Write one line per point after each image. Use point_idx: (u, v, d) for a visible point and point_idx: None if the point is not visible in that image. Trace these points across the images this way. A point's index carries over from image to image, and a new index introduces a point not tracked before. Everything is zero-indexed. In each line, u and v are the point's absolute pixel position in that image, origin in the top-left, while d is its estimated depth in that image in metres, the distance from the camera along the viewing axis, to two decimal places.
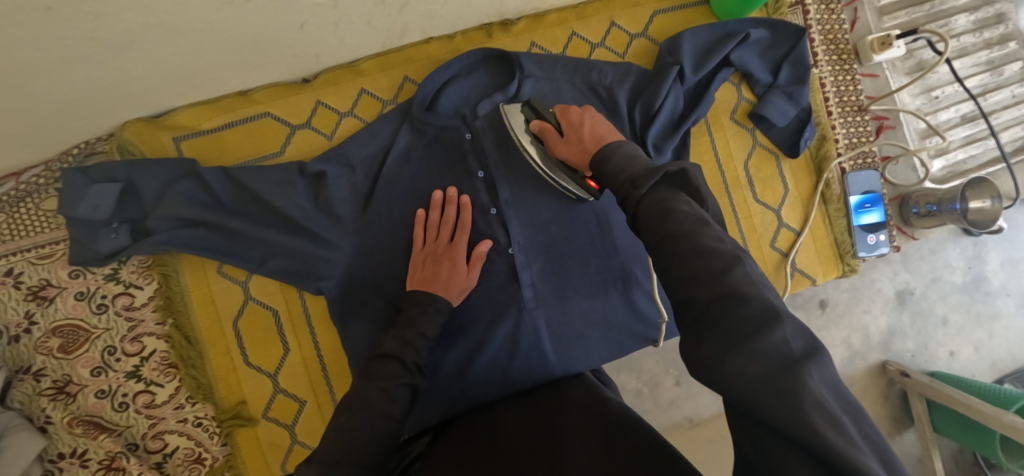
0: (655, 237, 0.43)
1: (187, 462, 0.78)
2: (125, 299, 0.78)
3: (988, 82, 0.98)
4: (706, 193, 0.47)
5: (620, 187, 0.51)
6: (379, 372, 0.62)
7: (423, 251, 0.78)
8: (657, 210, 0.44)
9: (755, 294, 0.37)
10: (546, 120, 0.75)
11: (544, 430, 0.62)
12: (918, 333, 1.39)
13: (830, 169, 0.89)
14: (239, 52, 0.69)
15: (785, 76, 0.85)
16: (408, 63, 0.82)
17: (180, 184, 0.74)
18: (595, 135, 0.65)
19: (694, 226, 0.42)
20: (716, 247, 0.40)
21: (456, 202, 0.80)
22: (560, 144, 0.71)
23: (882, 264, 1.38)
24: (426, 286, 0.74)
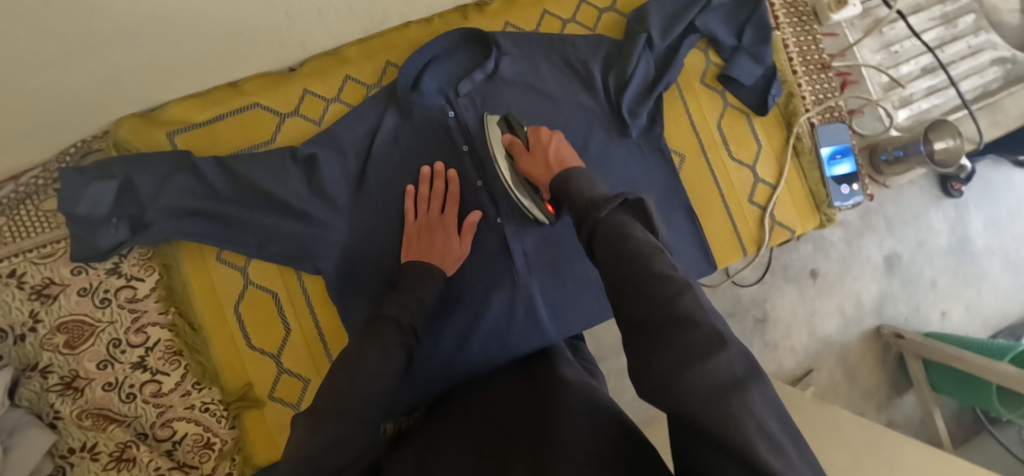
0: (612, 258, 0.51)
1: (196, 448, 0.80)
2: (128, 291, 0.80)
3: (944, 34, 1.03)
4: (656, 226, 0.56)
5: (581, 208, 0.60)
6: (376, 332, 0.64)
7: (414, 225, 0.80)
8: (615, 232, 0.53)
9: (703, 318, 0.43)
10: (517, 136, 0.80)
11: (527, 400, 0.62)
12: (908, 296, 1.65)
13: (800, 123, 0.93)
14: (228, 42, 0.72)
15: (748, 38, 0.90)
16: (390, 49, 0.85)
17: (178, 177, 0.76)
18: (560, 160, 0.73)
19: (649, 251, 0.50)
20: (668, 272, 0.47)
21: (443, 176, 0.83)
22: (525, 159, 0.77)
23: (870, 234, 1.62)
24: (422, 258, 0.77)
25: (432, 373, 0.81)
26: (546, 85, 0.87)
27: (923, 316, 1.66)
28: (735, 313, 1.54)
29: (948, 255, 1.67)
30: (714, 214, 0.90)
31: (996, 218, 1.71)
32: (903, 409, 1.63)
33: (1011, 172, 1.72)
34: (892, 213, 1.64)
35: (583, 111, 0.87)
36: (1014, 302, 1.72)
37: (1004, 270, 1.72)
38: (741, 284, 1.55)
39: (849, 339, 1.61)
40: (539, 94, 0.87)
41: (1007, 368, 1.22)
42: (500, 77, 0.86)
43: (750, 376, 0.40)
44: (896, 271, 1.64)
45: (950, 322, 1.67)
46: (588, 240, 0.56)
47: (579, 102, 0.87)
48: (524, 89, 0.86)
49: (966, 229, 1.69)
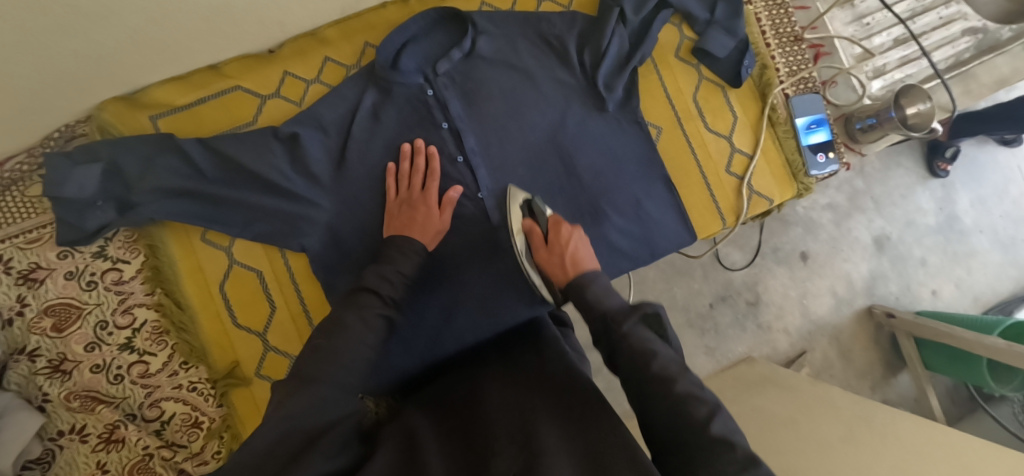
0: (640, 378, 0.54)
1: (185, 427, 0.80)
2: (114, 273, 0.81)
3: (915, 6, 1.04)
4: (671, 337, 0.60)
5: (600, 318, 0.63)
6: (357, 302, 0.63)
7: (395, 200, 0.81)
8: (640, 350, 0.56)
9: (740, 444, 0.47)
10: (537, 223, 0.79)
11: (518, 401, 0.60)
12: (899, 275, 1.67)
13: (774, 94, 0.95)
14: (208, 22, 0.74)
15: (721, 11, 0.92)
16: (369, 30, 0.87)
17: (163, 158, 0.78)
18: (575, 260, 0.72)
19: (676, 373, 0.54)
20: (696, 392, 0.51)
21: (425, 152, 0.83)
22: (541, 250, 0.76)
23: (857, 214, 1.64)
24: (402, 231, 0.77)
25: (415, 335, 0.84)
26: (524, 62, 0.88)
27: (914, 294, 1.67)
28: (727, 296, 1.55)
29: (938, 231, 1.69)
30: (691, 184, 0.92)
31: (982, 196, 1.73)
32: (899, 388, 1.63)
33: (995, 150, 1.74)
34: (879, 193, 1.66)
35: (561, 86, 0.89)
36: (1004, 279, 1.73)
37: (993, 247, 1.73)
38: (732, 269, 1.57)
39: (842, 319, 1.62)
40: (517, 72, 0.88)
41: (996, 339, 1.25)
42: (478, 56, 0.87)
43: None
44: (886, 250, 1.66)
45: (941, 301, 1.68)
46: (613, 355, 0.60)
47: (556, 77, 0.89)
48: (501, 67, 0.88)
49: (955, 206, 1.71)
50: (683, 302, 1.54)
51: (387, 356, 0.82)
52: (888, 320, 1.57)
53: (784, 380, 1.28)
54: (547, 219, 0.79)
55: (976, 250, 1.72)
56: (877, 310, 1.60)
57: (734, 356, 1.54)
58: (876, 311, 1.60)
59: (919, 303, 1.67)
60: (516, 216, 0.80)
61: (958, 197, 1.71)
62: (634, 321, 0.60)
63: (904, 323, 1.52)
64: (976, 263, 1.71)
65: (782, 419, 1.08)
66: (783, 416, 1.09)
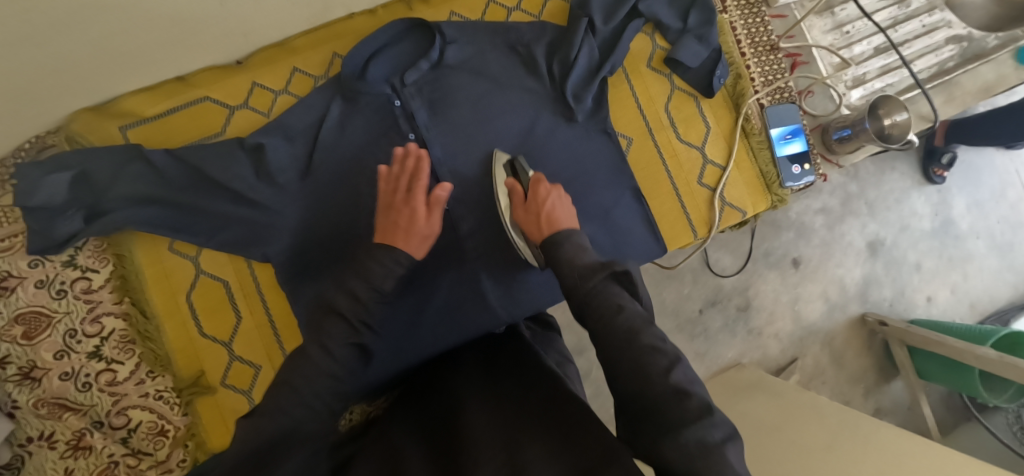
0: (607, 332, 0.55)
1: (151, 435, 0.81)
2: (83, 282, 0.82)
3: (897, 14, 1.03)
4: (640, 295, 0.61)
5: (570, 276, 0.65)
6: (321, 328, 0.60)
7: (383, 206, 0.77)
8: (609, 307, 0.57)
9: (697, 393, 0.49)
10: (518, 182, 0.81)
11: (504, 422, 0.53)
12: (895, 280, 1.64)
13: (748, 104, 0.94)
14: (171, 33, 0.74)
15: (693, 20, 0.91)
16: (337, 39, 0.86)
17: (134, 165, 0.78)
18: (552, 217, 0.74)
19: (641, 325, 0.55)
20: (660, 345, 0.53)
21: (415, 154, 0.78)
22: (519, 207, 0.78)
23: (851, 218, 1.61)
24: (384, 238, 0.73)
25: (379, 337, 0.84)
26: (493, 71, 0.88)
27: (908, 301, 1.65)
28: (717, 301, 1.53)
29: (934, 235, 1.67)
30: (661, 195, 0.92)
31: (979, 200, 1.70)
32: (891, 394, 1.62)
33: (992, 155, 1.71)
34: (873, 197, 1.63)
35: (529, 95, 0.89)
36: (1001, 285, 1.70)
37: (990, 252, 1.70)
38: (722, 275, 1.54)
39: (834, 325, 1.60)
40: (485, 81, 0.88)
41: (988, 350, 1.24)
42: (446, 65, 0.87)
43: (728, 439, 0.47)
44: (879, 254, 1.64)
45: (935, 307, 1.66)
46: (580, 310, 0.61)
47: (525, 87, 0.88)
48: (470, 76, 0.87)
49: (953, 210, 1.68)
50: (673, 307, 1.51)
51: None
52: (881, 329, 1.56)
53: (772, 387, 1.27)
54: (528, 179, 0.81)
55: (974, 254, 1.69)
56: (870, 318, 1.59)
57: (723, 362, 1.53)
58: (869, 320, 1.59)
59: (916, 310, 1.65)
60: (500, 176, 0.83)
61: (955, 201, 1.69)
62: (602, 277, 0.61)
63: (896, 332, 1.51)
64: (974, 268, 1.68)
65: (766, 427, 1.07)
66: (765, 425, 1.08)
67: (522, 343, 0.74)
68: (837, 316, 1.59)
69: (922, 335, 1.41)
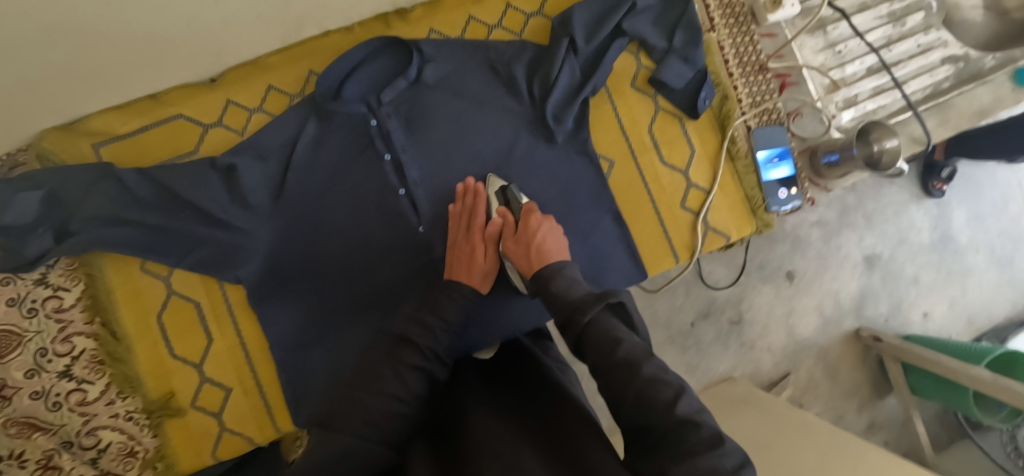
0: (608, 366, 0.52)
1: (121, 456, 0.80)
2: (55, 301, 0.80)
3: (891, 33, 1.00)
4: (636, 323, 0.59)
5: (562, 308, 0.62)
6: (397, 355, 0.62)
7: (450, 242, 0.82)
8: (608, 340, 0.54)
9: (706, 421, 0.45)
10: (510, 212, 0.80)
11: (508, 437, 0.50)
12: (891, 293, 1.61)
13: (734, 126, 0.92)
14: (138, 54, 0.73)
15: (679, 39, 0.89)
16: (313, 56, 0.85)
17: (103, 185, 0.77)
18: (541, 250, 0.73)
19: (642, 355, 0.51)
20: (663, 375, 0.49)
21: (474, 190, 0.81)
22: (510, 239, 0.77)
23: (847, 231, 1.58)
24: (452, 274, 0.77)
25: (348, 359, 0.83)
26: (471, 90, 0.86)
27: (904, 317, 1.62)
28: (709, 314, 1.50)
29: (932, 249, 1.64)
30: (643, 219, 0.90)
31: (980, 214, 1.67)
32: (886, 410, 1.58)
33: (994, 168, 1.68)
34: (871, 210, 1.60)
35: (509, 116, 0.87)
36: (1000, 300, 1.66)
37: (990, 267, 1.67)
38: (715, 287, 1.51)
39: (829, 340, 1.57)
40: (464, 101, 0.86)
41: (982, 369, 1.21)
42: (424, 84, 0.85)
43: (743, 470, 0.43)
44: (877, 267, 1.60)
45: (932, 323, 1.63)
46: (574, 345, 0.57)
47: (504, 107, 0.87)
48: (448, 95, 0.86)
49: (953, 224, 1.65)
50: (665, 319, 1.49)
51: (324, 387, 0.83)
52: (875, 344, 1.52)
53: (762, 403, 1.24)
54: (522, 208, 0.80)
55: (973, 269, 1.66)
56: (864, 333, 1.55)
57: (715, 375, 1.49)
58: (863, 334, 1.55)
59: (912, 327, 1.62)
60: (490, 204, 0.82)
61: (955, 214, 1.66)
62: (599, 309, 0.57)
63: (890, 347, 1.48)
64: (973, 283, 1.65)
65: (754, 443, 1.04)
66: (753, 441, 1.05)
67: (527, 355, 0.71)
68: (831, 331, 1.56)
69: (916, 351, 1.38)
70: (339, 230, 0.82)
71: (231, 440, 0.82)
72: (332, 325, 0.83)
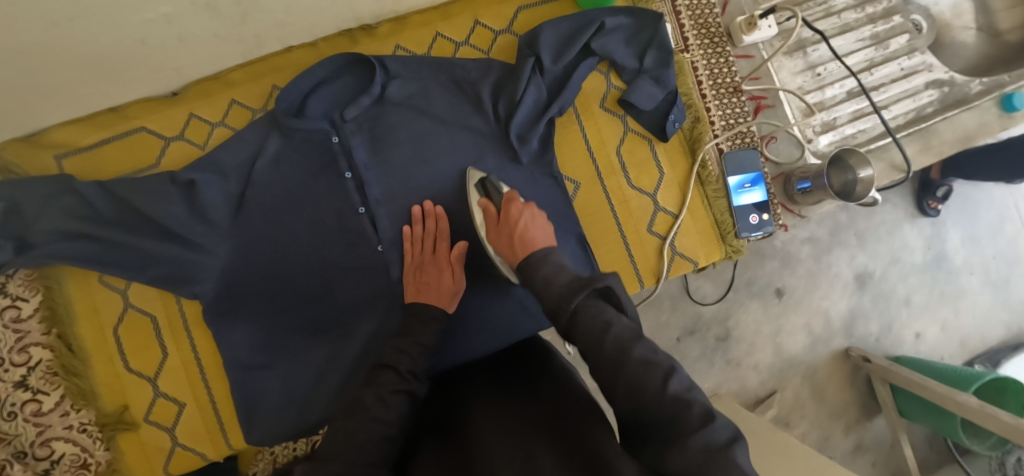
0: (595, 354, 0.48)
1: (73, 468, 0.80)
2: (13, 311, 0.80)
3: (874, 56, 0.99)
4: (629, 307, 0.53)
5: (547, 297, 0.57)
6: (376, 380, 0.63)
7: (412, 267, 0.81)
8: (594, 326, 0.49)
9: (697, 399, 0.45)
10: (492, 202, 0.78)
11: (511, 435, 0.52)
12: (882, 314, 1.50)
13: (705, 149, 0.90)
14: (95, 70, 0.73)
15: (650, 60, 0.87)
16: (276, 73, 0.86)
17: (60, 199, 0.76)
18: (522, 237, 0.69)
19: (631, 339, 0.48)
20: (652, 357, 0.47)
21: (433, 213, 0.82)
22: (493, 230, 0.75)
23: (839, 248, 1.48)
24: (421, 297, 0.76)
25: (299, 376, 0.83)
26: (435, 109, 0.85)
27: (896, 336, 1.50)
28: (695, 331, 1.40)
29: (925, 270, 1.53)
30: (609, 243, 0.89)
31: (975, 234, 1.56)
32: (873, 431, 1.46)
33: (991, 189, 1.58)
34: (863, 228, 1.50)
35: (473, 135, 0.86)
36: (995, 324, 1.55)
37: (983, 288, 1.55)
38: (702, 302, 1.41)
39: (818, 358, 1.46)
40: (429, 119, 0.85)
41: (971, 396, 1.13)
42: (388, 101, 0.84)
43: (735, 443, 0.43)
44: (867, 287, 1.49)
45: (924, 344, 1.51)
46: (562, 335, 0.53)
47: (469, 126, 0.86)
48: (412, 113, 0.85)
49: (947, 243, 1.54)
50: (649, 335, 1.39)
51: (276, 408, 0.82)
52: (865, 365, 1.41)
53: (742, 423, 1.20)
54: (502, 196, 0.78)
55: (968, 290, 1.54)
56: (854, 353, 1.44)
57: None
58: (853, 354, 1.44)
59: (903, 347, 1.50)
60: (471, 196, 0.80)
61: (950, 233, 1.55)
62: (585, 297, 0.52)
63: (879, 369, 1.37)
64: (966, 305, 1.53)
65: None
66: None
67: (531, 362, 0.74)
68: (819, 351, 1.45)
69: (904, 375, 1.28)
70: (295, 250, 0.81)
71: (183, 455, 0.83)
72: (287, 346, 0.83)
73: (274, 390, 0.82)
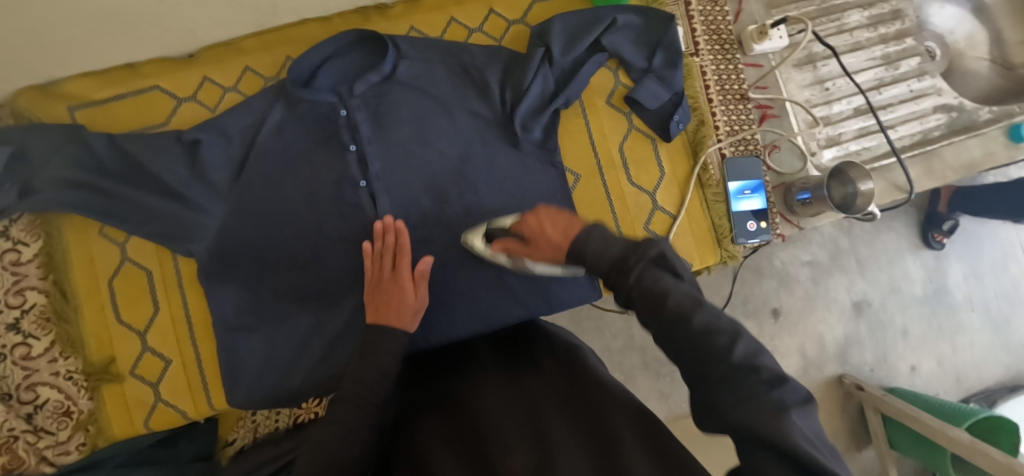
0: (656, 319, 0.45)
1: (56, 414, 0.81)
2: (13, 254, 0.81)
3: (884, 75, 1.00)
4: (685, 271, 0.49)
5: (603, 272, 0.50)
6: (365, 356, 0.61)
7: (372, 286, 0.73)
8: (652, 295, 0.46)
9: (766, 363, 0.42)
10: (506, 238, 0.68)
11: (525, 417, 0.57)
12: (878, 345, 1.47)
13: (707, 152, 0.91)
14: (111, 25, 0.75)
15: (658, 60, 0.88)
16: (288, 44, 0.87)
17: (65, 149, 0.77)
18: (561, 229, 0.56)
19: (692, 307, 0.44)
20: (716, 323, 0.43)
21: (395, 229, 0.75)
22: (532, 255, 0.61)
23: (837, 273, 1.47)
24: (379, 317, 0.66)
25: (284, 342, 0.83)
26: (441, 91, 0.86)
27: (890, 367, 1.46)
28: None
29: (925, 303, 1.50)
30: None
31: (977, 271, 1.54)
32: (862, 463, 1.43)
33: (997, 226, 1.56)
34: (864, 255, 1.48)
35: (477, 120, 0.87)
36: (992, 363, 1.51)
37: (983, 326, 1.52)
38: None
39: (809, 383, 1.42)
40: (434, 101, 0.86)
41: (962, 431, 1.10)
42: (396, 80, 0.85)
43: (805, 408, 0.41)
44: (865, 315, 1.47)
45: (919, 378, 1.47)
46: (623, 301, 0.48)
47: (472, 110, 0.86)
48: (419, 93, 0.86)
49: (948, 278, 1.52)
50: None
51: (259, 374, 0.83)
52: (857, 393, 1.38)
53: None
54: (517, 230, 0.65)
55: (967, 327, 1.51)
56: (847, 380, 1.41)
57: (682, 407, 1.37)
58: (846, 382, 1.41)
59: (897, 379, 1.47)
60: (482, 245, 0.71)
61: (952, 268, 1.53)
62: (642, 266, 0.47)
63: (871, 398, 1.34)
64: (964, 342, 1.50)
65: None
66: None
67: (538, 336, 0.77)
68: (812, 375, 1.42)
69: (897, 405, 1.25)
70: (290, 218, 0.82)
71: (166, 411, 0.83)
72: (274, 312, 0.83)
73: (257, 352, 0.83)
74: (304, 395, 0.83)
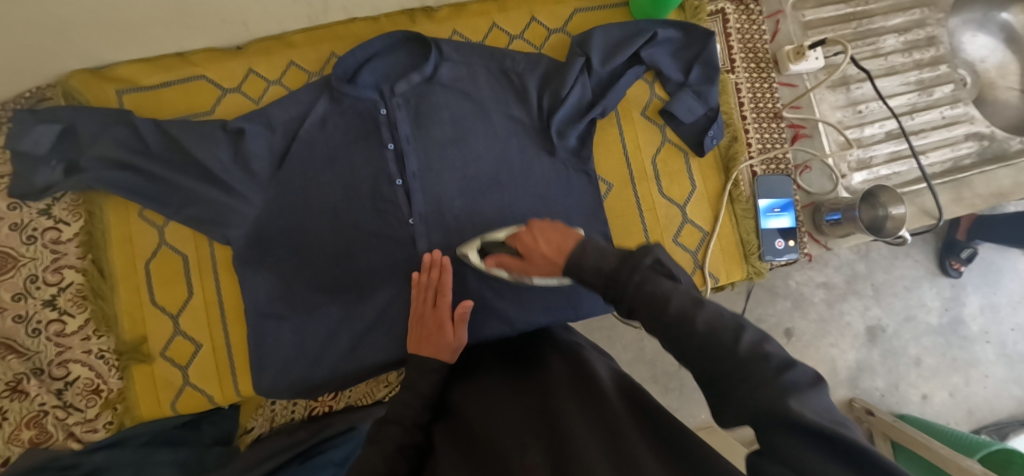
0: (657, 323, 0.45)
1: (85, 392, 0.82)
2: (53, 233, 0.83)
3: (917, 101, 1.01)
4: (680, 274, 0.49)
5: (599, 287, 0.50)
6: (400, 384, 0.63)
7: (417, 317, 0.77)
8: (650, 300, 0.46)
9: (773, 351, 0.40)
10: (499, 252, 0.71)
11: (536, 404, 0.58)
12: (889, 372, 1.44)
13: (738, 169, 0.92)
14: (171, 15, 0.77)
15: (695, 75, 0.89)
16: (334, 40, 0.90)
17: (113, 129, 0.78)
18: (555, 246, 0.58)
19: (691, 308, 0.44)
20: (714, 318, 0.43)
21: (440, 264, 0.77)
22: (528, 270, 0.64)
23: (852, 297, 1.46)
24: (421, 349, 0.72)
25: (308, 335, 0.84)
26: (480, 94, 0.88)
27: (902, 395, 1.44)
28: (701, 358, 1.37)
29: (940, 332, 1.48)
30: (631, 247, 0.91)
31: (995, 303, 1.50)
32: None
33: (1017, 257, 1.53)
34: (881, 281, 1.48)
35: (515, 124, 0.88)
36: (1005, 397, 1.46)
37: (999, 360, 1.48)
38: None
39: None
40: (473, 103, 0.87)
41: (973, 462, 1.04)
42: (438, 81, 0.86)
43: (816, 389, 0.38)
44: (878, 341, 1.45)
45: (931, 407, 1.44)
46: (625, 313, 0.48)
47: (510, 113, 0.88)
48: (459, 96, 0.87)
49: (965, 308, 1.50)
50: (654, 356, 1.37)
51: (284, 365, 0.83)
52: (867, 418, 1.35)
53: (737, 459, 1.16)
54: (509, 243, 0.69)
55: (981, 360, 1.48)
56: (857, 404, 1.38)
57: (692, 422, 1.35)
58: (856, 406, 1.38)
59: (908, 407, 1.44)
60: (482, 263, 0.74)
61: (968, 298, 1.50)
62: (642, 272, 0.47)
63: (881, 424, 1.30)
64: (978, 375, 1.47)
65: None
66: None
67: (548, 338, 0.79)
68: None
69: (908, 433, 1.20)
70: (323, 209, 0.83)
71: (192, 395, 0.84)
72: (305, 301, 0.83)
73: (284, 342, 0.83)
74: (328, 386, 0.84)
